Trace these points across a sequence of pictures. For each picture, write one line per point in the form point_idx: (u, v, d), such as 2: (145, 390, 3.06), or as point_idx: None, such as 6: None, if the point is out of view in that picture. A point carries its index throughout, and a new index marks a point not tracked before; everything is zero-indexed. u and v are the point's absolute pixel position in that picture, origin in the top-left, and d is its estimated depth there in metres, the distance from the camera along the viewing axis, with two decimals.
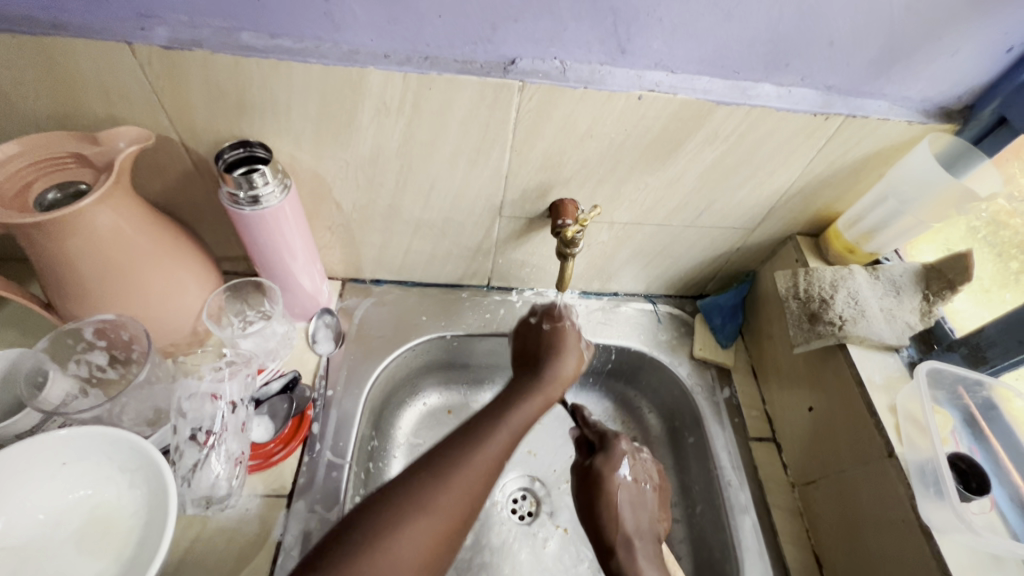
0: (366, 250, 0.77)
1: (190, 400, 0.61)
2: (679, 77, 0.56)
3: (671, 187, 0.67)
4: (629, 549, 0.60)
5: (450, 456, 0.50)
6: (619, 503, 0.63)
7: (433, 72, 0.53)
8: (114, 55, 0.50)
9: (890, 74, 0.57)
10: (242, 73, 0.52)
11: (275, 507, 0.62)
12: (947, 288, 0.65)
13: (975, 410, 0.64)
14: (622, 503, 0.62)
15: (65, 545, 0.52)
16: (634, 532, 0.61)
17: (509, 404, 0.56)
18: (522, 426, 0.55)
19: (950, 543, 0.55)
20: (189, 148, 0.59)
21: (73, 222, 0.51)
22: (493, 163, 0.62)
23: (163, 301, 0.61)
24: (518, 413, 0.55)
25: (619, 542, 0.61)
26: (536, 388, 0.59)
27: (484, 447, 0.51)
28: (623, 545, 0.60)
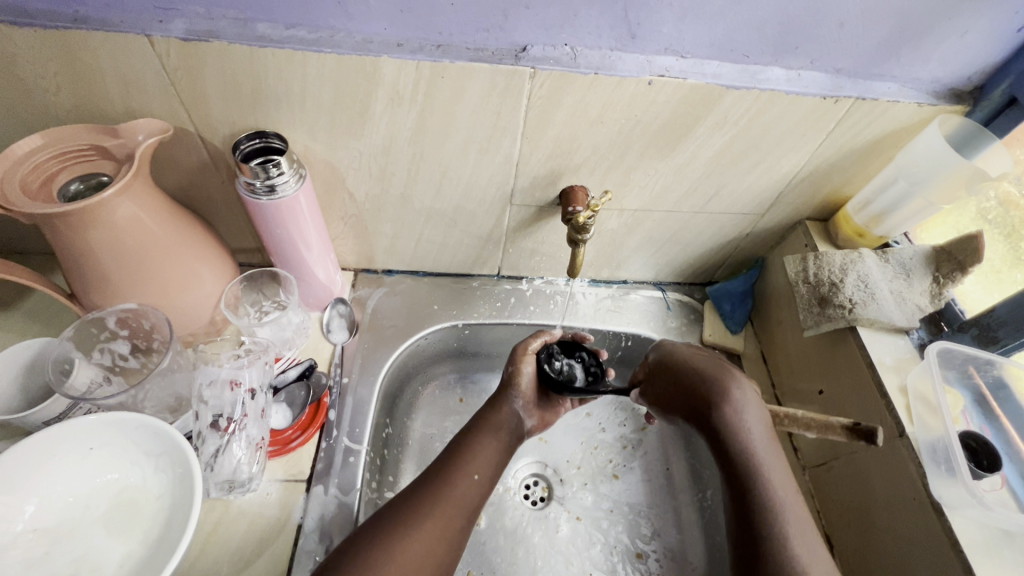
0: (378, 240, 0.78)
1: (211, 387, 0.62)
2: (688, 62, 0.56)
3: (680, 173, 0.67)
4: (729, 404, 0.58)
5: (435, 478, 0.57)
6: (713, 369, 0.61)
7: (445, 60, 0.53)
8: (133, 48, 0.51)
9: (900, 56, 0.57)
10: (258, 65, 0.53)
11: (294, 491, 0.64)
12: (957, 269, 0.66)
13: (985, 389, 0.64)
14: (711, 360, 0.62)
15: (94, 527, 0.53)
16: (737, 385, 0.60)
17: (479, 434, 0.62)
18: (496, 450, 0.62)
19: (961, 520, 0.55)
20: (206, 140, 0.60)
21: (96, 213, 0.52)
22: (504, 151, 0.63)
23: (182, 290, 0.63)
24: (487, 442, 0.62)
25: (721, 399, 0.59)
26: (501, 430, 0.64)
27: (451, 491, 0.56)
28: (722, 401, 0.59)
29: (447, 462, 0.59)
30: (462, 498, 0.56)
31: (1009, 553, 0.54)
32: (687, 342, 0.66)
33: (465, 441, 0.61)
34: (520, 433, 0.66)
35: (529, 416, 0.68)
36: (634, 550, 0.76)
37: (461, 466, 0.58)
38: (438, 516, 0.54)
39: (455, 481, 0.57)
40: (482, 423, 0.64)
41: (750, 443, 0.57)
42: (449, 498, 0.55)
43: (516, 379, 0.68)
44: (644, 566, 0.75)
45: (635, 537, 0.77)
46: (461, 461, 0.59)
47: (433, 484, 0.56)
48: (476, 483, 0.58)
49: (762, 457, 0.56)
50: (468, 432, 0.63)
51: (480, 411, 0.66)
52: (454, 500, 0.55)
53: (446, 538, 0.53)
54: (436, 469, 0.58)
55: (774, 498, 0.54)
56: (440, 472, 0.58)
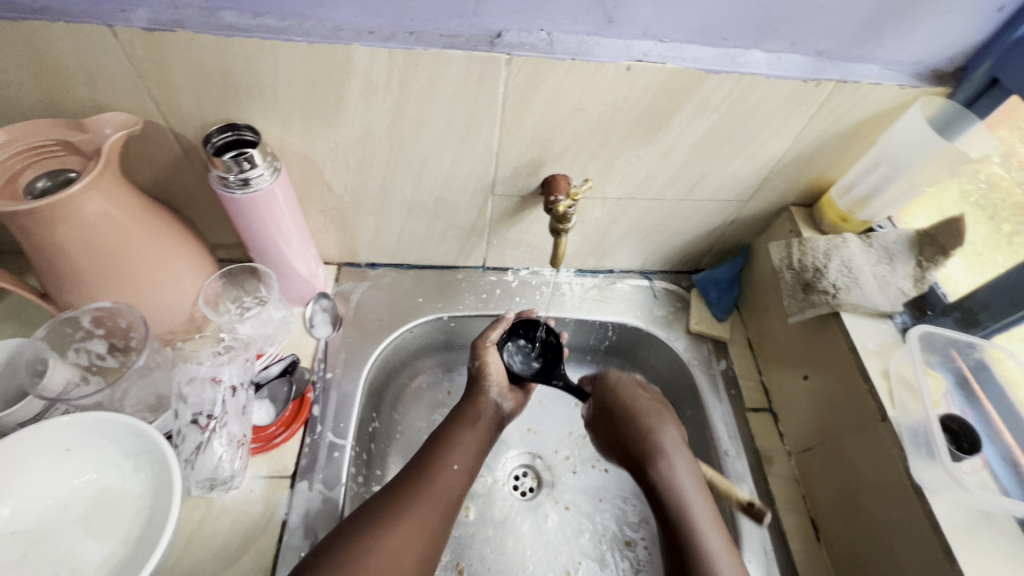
0: (360, 233, 0.77)
1: (191, 385, 0.61)
2: (667, 46, 0.55)
3: (663, 160, 0.67)
4: (665, 458, 0.62)
5: (418, 472, 0.58)
6: (654, 426, 0.65)
7: (419, 47, 0.52)
8: (97, 39, 0.49)
9: (882, 37, 0.56)
10: (226, 55, 0.51)
11: (279, 488, 0.63)
12: (939, 253, 0.66)
13: (967, 372, 0.64)
14: (647, 415, 0.66)
15: (73, 528, 0.53)
16: (662, 421, 0.66)
17: (457, 426, 0.64)
18: (471, 446, 0.62)
19: (942, 502, 0.56)
20: (178, 134, 0.59)
21: (62, 209, 0.51)
22: (483, 141, 0.62)
23: (157, 288, 0.62)
24: (465, 435, 0.63)
25: (649, 432, 0.65)
26: (474, 427, 0.64)
27: (431, 482, 0.57)
28: (659, 456, 0.63)
29: (428, 454, 0.60)
30: (443, 489, 0.57)
31: (989, 533, 0.55)
32: (625, 380, 0.71)
33: (445, 434, 0.63)
34: (498, 420, 0.67)
35: (506, 399, 0.69)
36: (622, 538, 0.76)
37: (440, 458, 0.60)
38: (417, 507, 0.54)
39: (435, 472, 0.58)
40: (462, 414, 0.66)
41: (682, 494, 0.60)
42: (430, 488, 0.56)
43: (485, 370, 0.68)
44: (632, 554, 0.75)
45: (623, 525, 0.78)
46: (441, 451, 0.60)
47: (413, 477, 0.57)
48: (456, 472, 0.59)
49: (695, 512, 0.58)
50: (448, 423, 0.65)
51: (460, 405, 0.67)
52: (434, 492, 0.56)
53: (426, 533, 0.53)
54: (417, 462, 0.59)
55: (694, 522, 0.57)
56: (420, 465, 0.59)
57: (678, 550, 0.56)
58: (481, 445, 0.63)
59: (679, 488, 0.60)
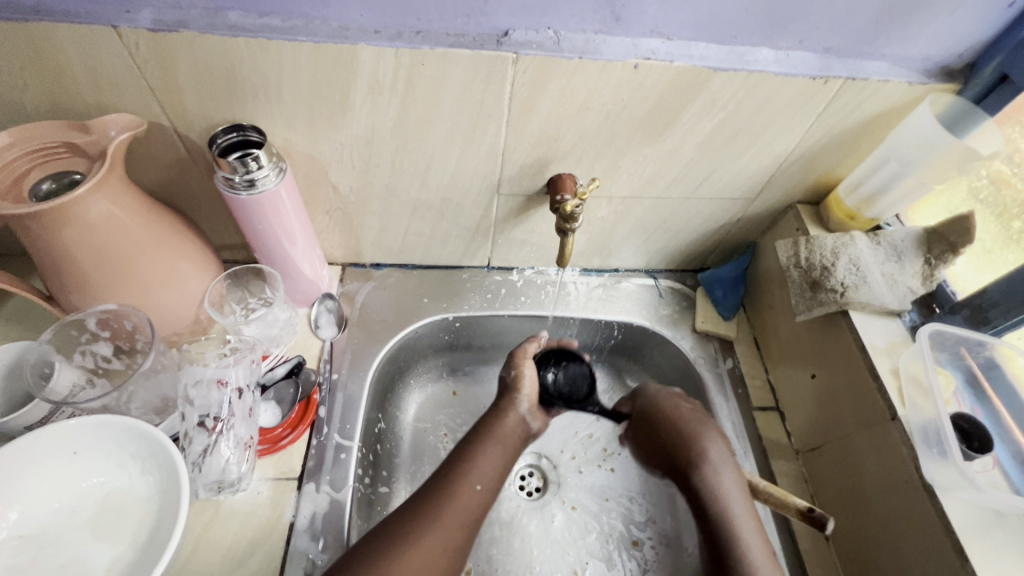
0: (365, 234, 0.76)
1: (197, 386, 0.61)
2: (675, 43, 0.55)
3: (669, 158, 0.66)
4: (709, 464, 0.63)
5: (437, 489, 0.57)
6: (699, 433, 0.65)
7: (425, 47, 0.52)
8: (101, 39, 0.49)
9: (890, 33, 0.56)
10: (231, 55, 0.51)
11: (285, 490, 0.63)
12: (949, 250, 0.65)
13: (977, 370, 0.64)
14: (691, 421, 0.67)
15: (81, 532, 0.52)
16: (709, 431, 0.66)
17: (480, 441, 0.63)
18: (499, 461, 0.62)
19: (953, 501, 0.55)
20: (182, 134, 0.59)
21: (68, 211, 0.51)
22: (489, 139, 0.62)
23: (162, 289, 0.61)
24: (490, 450, 0.62)
25: (694, 441, 0.65)
26: (501, 441, 0.63)
27: (452, 503, 0.56)
28: (703, 461, 0.63)
29: (449, 472, 0.59)
30: (465, 509, 0.56)
31: (1000, 533, 0.54)
32: (670, 391, 0.72)
33: (468, 450, 0.61)
34: (528, 435, 0.68)
35: (535, 420, 0.70)
36: (629, 538, 0.76)
37: (463, 476, 0.58)
38: (438, 530, 0.53)
39: (456, 492, 0.57)
40: (486, 430, 0.64)
41: (725, 502, 0.60)
42: (452, 509, 0.55)
43: (519, 385, 0.69)
44: (640, 554, 0.75)
45: (630, 525, 0.77)
46: (464, 469, 0.59)
47: (434, 496, 0.56)
48: (479, 492, 0.58)
49: (738, 519, 0.59)
50: (471, 438, 0.63)
51: (486, 420, 0.66)
52: (456, 512, 0.55)
53: (445, 552, 0.53)
54: (438, 479, 0.58)
55: (738, 534, 0.58)
56: (441, 483, 0.57)
57: (720, 556, 0.57)
58: (509, 459, 0.63)
59: (722, 494, 0.61)
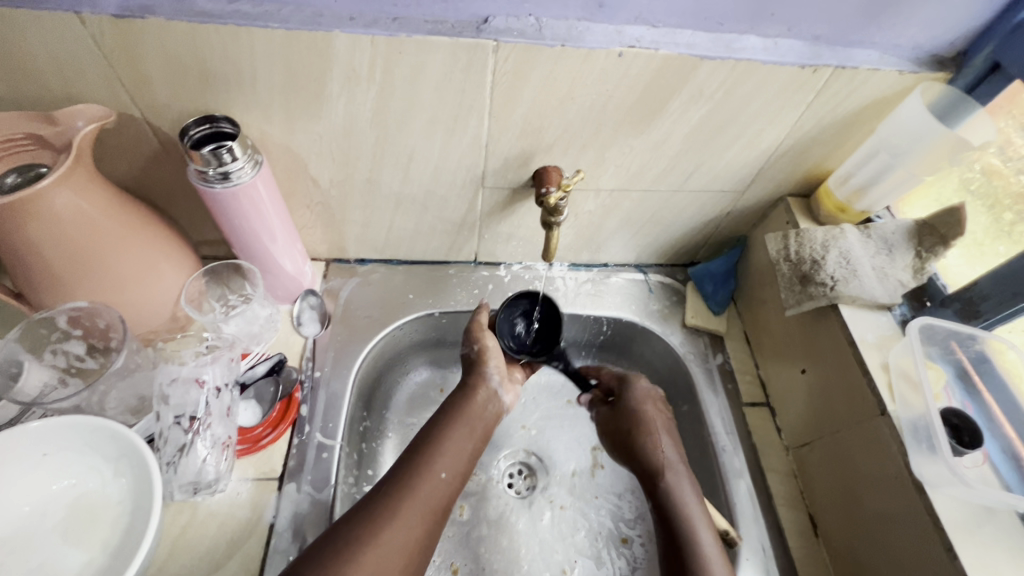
0: (347, 228, 0.75)
1: (173, 386, 0.59)
2: (660, 31, 0.53)
3: (657, 149, 0.65)
4: (674, 473, 0.63)
5: (399, 482, 0.55)
6: (663, 439, 0.66)
7: (402, 34, 0.50)
8: (63, 26, 0.47)
9: (880, 20, 0.55)
10: (200, 43, 0.49)
11: (265, 491, 0.62)
12: (939, 244, 0.64)
13: (968, 364, 0.63)
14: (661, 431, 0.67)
15: (50, 536, 0.51)
16: (660, 434, 0.66)
17: (446, 423, 0.62)
18: (464, 442, 0.61)
19: (943, 498, 0.54)
20: (154, 126, 0.57)
21: (33, 205, 0.49)
22: (471, 131, 0.60)
23: (136, 286, 0.60)
24: (456, 433, 0.61)
25: (649, 441, 0.66)
26: (468, 421, 0.63)
27: (415, 492, 0.54)
28: (668, 469, 0.63)
29: (412, 462, 0.57)
30: (430, 498, 0.55)
31: (990, 529, 0.54)
32: (644, 389, 0.71)
33: (434, 434, 0.60)
34: (496, 413, 0.67)
35: (505, 391, 0.69)
36: (618, 535, 0.75)
37: (427, 464, 0.57)
38: (401, 518, 0.52)
39: (420, 482, 0.55)
40: (456, 412, 0.63)
41: (687, 513, 0.60)
42: (414, 500, 0.53)
43: (487, 356, 0.69)
44: (629, 551, 0.74)
45: (619, 522, 0.76)
46: (429, 457, 0.58)
47: (396, 486, 0.54)
48: (445, 480, 0.57)
49: (700, 535, 0.58)
50: (435, 421, 0.62)
51: (454, 402, 0.65)
52: (419, 502, 0.54)
53: (408, 548, 0.51)
54: (403, 468, 0.56)
55: (698, 545, 0.57)
56: (405, 473, 0.56)
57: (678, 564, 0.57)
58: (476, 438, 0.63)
59: (684, 506, 0.60)
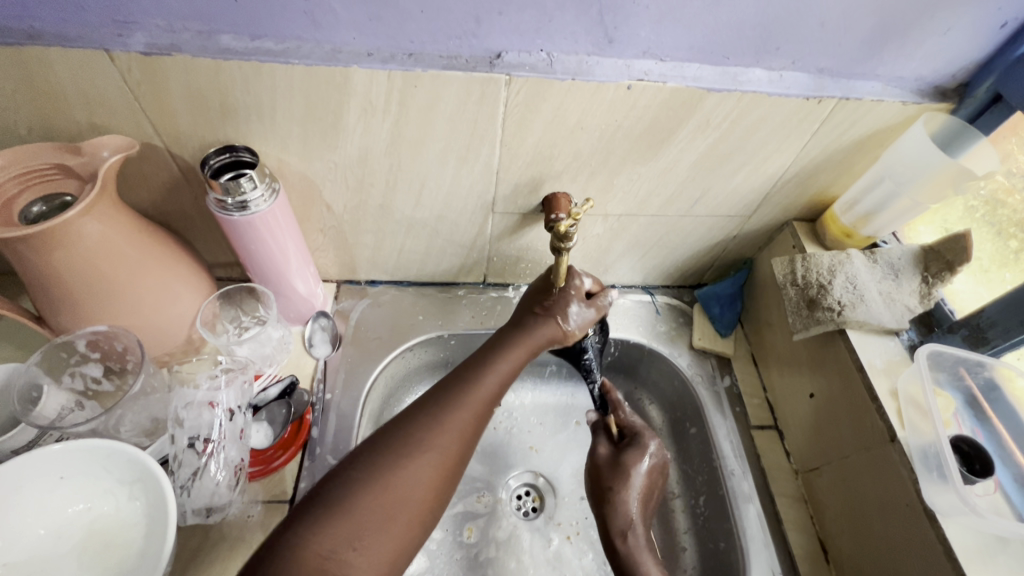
0: (359, 251, 0.76)
1: (187, 409, 0.60)
2: (668, 65, 0.55)
3: (664, 177, 0.66)
4: (634, 536, 0.63)
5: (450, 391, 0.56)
6: (631, 496, 0.65)
7: (418, 69, 0.52)
8: (94, 63, 0.49)
9: (883, 54, 0.56)
10: (223, 77, 0.51)
11: (276, 513, 0.62)
12: (945, 269, 0.65)
13: (976, 391, 0.64)
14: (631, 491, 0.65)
15: (67, 560, 0.51)
16: (628, 497, 0.65)
17: (494, 347, 0.62)
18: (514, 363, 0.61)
19: (954, 527, 0.54)
20: (175, 155, 0.59)
21: (59, 233, 0.50)
22: (483, 159, 0.62)
23: (154, 309, 0.61)
24: (504, 354, 0.61)
25: (615, 500, 0.65)
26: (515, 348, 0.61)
27: (467, 403, 0.55)
28: (629, 532, 0.63)
29: (465, 374, 0.58)
30: (481, 412, 0.56)
31: (1004, 559, 0.53)
32: (652, 457, 0.68)
33: (486, 354, 0.61)
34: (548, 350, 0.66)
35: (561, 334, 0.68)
36: None
37: (484, 383, 0.57)
38: (456, 427, 0.53)
39: (475, 394, 0.56)
40: (506, 337, 0.63)
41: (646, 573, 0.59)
42: (467, 410, 0.55)
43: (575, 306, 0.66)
44: None
45: None
46: (481, 374, 0.58)
47: (452, 392, 0.56)
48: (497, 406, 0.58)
49: None
50: (499, 339, 0.63)
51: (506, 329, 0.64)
52: (471, 412, 0.55)
53: (460, 451, 0.53)
54: (450, 383, 0.57)
55: None
56: (458, 383, 0.57)
57: None
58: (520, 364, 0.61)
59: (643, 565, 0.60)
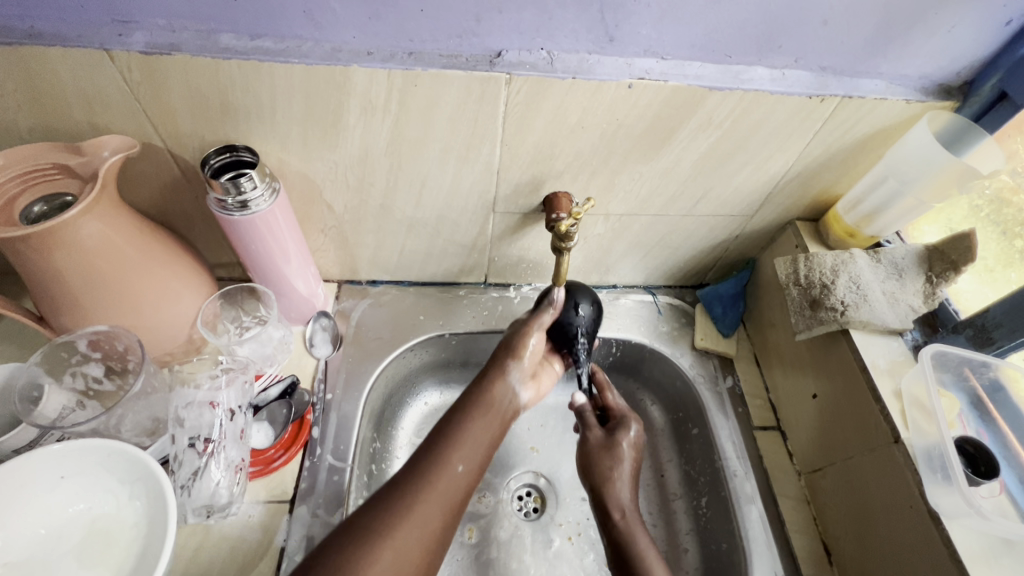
0: (360, 251, 0.76)
1: (188, 409, 0.60)
2: (669, 63, 0.54)
3: (666, 176, 0.66)
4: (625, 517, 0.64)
5: (414, 475, 0.53)
6: (621, 478, 0.67)
7: (418, 68, 0.51)
8: (94, 63, 0.49)
9: (886, 52, 0.55)
10: (223, 77, 0.51)
11: (277, 513, 0.62)
12: (950, 269, 0.64)
13: (981, 392, 0.63)
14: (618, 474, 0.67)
15: (67, 560, 0.51)
16: (620, 473, 0.67)
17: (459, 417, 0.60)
18: (480, 434, 0.59)
19: (959, 529, 0.54)
20: (175, 155, 0.59)
21: (59, 234, 0.50)
22: (484, 158, 0.61)
23: (154, 309, 0.61)
24: (468, 425, 0.59)
25: (609, 484, 0.66)
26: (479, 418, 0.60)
27: (433, 484, 0.53)
28: (620, 512, 0.65)
29: (429, 452, 0.56)
30: (448, 491, 0.53)
31: (1009, 562, 0.53)
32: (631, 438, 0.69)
33: (452, 428, 0.59)
34: (516, 407, 0.66)
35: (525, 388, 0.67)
36: None
37: (447, 459, 0.55)
38: (422, 514, 0.50)
39: (440, 474, 0.54)
40: (470, 408, 0.61)
41: (639, 549, 0.61)
42: (432, 491, 0.52)
43: (518, 349, 0.67)
44: None
45: None
46: (445, 451, 0.56)
47: (415, 474, 0.53)
48: (463, 473, 0.55)
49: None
50: (463, 409, 0.61)
51: (471, 396, 0.63)
52: (437, 494, 0.52)
53: (426, 538, 0.49)
54: (414, 465, 0.54)
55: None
56: (422, 465, 0.54)
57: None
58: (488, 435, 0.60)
59: (636, 544, 0.62)
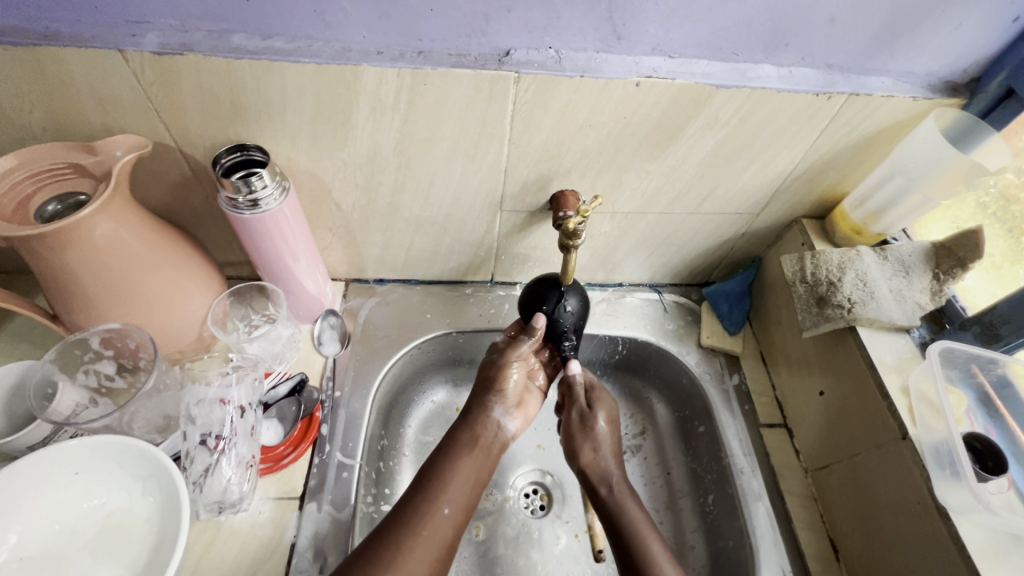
0: (368, 250, 0.76)
1: (199, 406, 0.61)
2: (676, 61, 0.55)
3: (672, 174, 0.66)
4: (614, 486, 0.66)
5: (400, 522, 0.55)
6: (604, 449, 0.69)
7: (427, 67, 0.52)
8: (107, 63, 0.49)
9: (893, 49, 0.56)
10: (235, 77, 0.51)
11: (287, 510, 0.63)
12: (957, 266, 0.64)
13: (990, 388, 0.63)
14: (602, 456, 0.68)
15: (81, 554, 0.52)
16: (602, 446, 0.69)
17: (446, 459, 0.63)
18: (466, 477, 0.62)
19: (968, 525, 0.54)
20: (187, 154, 0.59)
21: (73, 232, 0.51)
22: (491, 157, 0.62)
23: (166, 308, 0.61)
24: (455, 469, 0.62)
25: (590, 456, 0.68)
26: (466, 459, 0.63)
27: (419, 531, 0.55)
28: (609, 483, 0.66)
29: (416, 496, 0.58)
30: (435, 533, 0.56)
31: (1018, 557, 0.53)
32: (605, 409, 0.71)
33: (440, 468, 0.62)
34: (501, 441, 0.68)
35: (512, 418, 0.70)
36: None
37: (432, 504, 0.57)
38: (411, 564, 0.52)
39: (426, 518, 0.56)
40: (456, 447, 0.65)
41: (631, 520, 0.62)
42: (418, 538, 0.54)
43: (501, 385, 0.69)
44: None
45: None
46: (430, 495, 0.58)
47: (401, 521, 0.56)
48: (448, 515, 0.57)
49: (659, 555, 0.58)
50: (450, 449, 0.64)
51: (456, 435, 0.66)
52: (425, 540, 0.54)
53: None
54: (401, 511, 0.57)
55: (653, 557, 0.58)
56: (408, 510, 0.57)
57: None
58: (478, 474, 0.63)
59: (628, 514, 0.63)
